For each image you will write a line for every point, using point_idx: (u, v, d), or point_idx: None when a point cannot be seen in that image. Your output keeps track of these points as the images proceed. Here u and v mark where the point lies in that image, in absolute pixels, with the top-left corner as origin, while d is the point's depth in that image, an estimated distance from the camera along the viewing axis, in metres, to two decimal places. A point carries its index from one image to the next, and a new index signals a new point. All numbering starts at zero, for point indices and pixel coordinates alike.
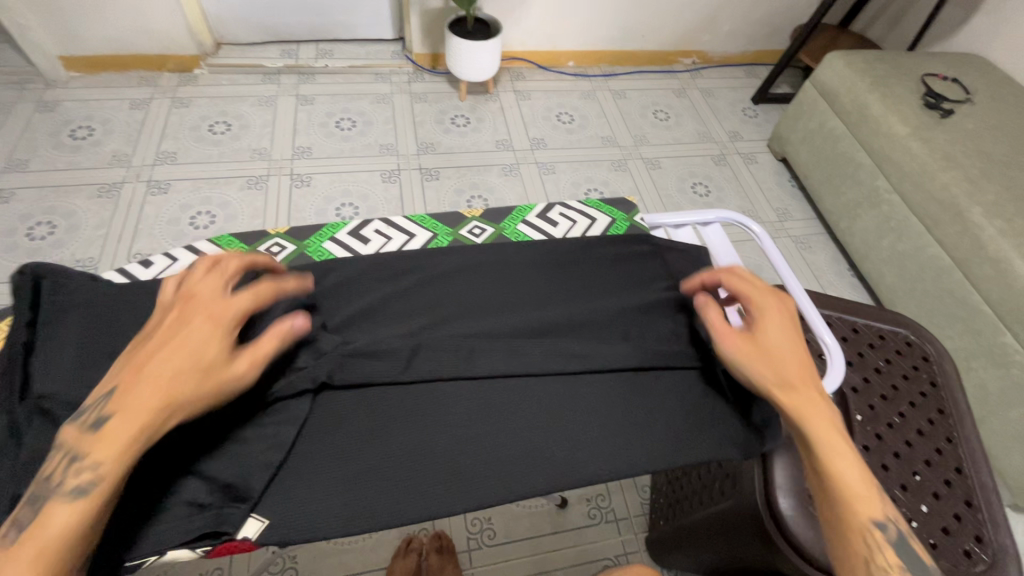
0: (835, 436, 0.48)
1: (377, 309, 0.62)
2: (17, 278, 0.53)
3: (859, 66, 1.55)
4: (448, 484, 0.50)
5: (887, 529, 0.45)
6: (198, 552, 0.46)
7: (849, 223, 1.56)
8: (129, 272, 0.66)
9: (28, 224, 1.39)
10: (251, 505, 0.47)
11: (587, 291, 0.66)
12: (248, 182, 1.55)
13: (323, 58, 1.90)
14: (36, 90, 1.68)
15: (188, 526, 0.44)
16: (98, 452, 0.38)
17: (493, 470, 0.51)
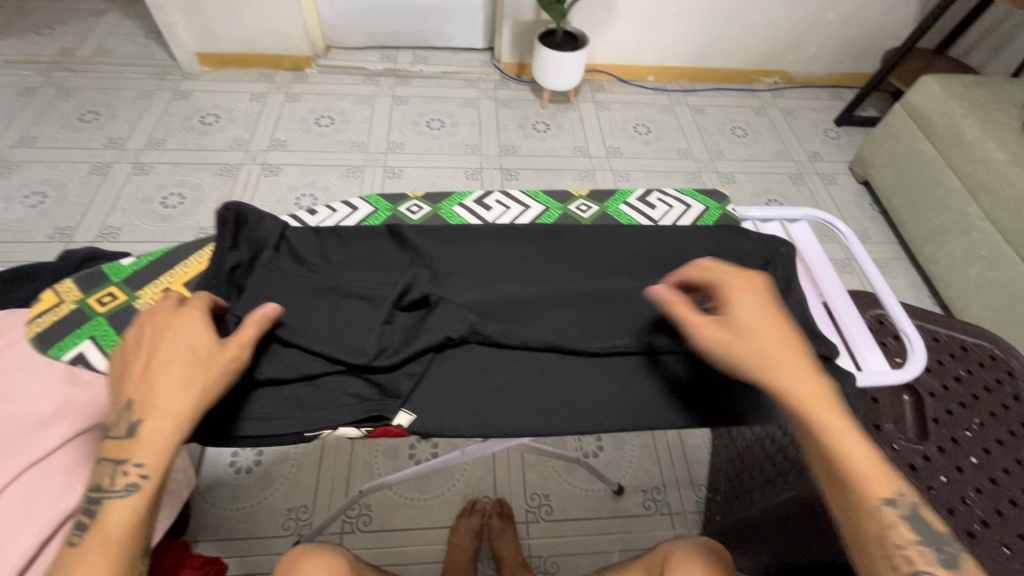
0: (864, 464, 0.47)
1: (482, 253, 0.66)
2: (222, 211, 0.61)
3: (955, 90, 1.52)
4: (556, 413, 0.55)
5: (909, 541, 0.45)
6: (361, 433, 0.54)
7: (934, 248, 1.52)
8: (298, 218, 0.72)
9: (163, 194, 1.60)
10: (402, 400, 0.54)
11: (687, 258, 0.64)
12: (347, 171, 1.71)
13: (418, 63, 2.05)
14: (174, 80, 1.92)
15: (354, 411, 0.53)
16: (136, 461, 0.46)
17: (599, 409, 0.55)
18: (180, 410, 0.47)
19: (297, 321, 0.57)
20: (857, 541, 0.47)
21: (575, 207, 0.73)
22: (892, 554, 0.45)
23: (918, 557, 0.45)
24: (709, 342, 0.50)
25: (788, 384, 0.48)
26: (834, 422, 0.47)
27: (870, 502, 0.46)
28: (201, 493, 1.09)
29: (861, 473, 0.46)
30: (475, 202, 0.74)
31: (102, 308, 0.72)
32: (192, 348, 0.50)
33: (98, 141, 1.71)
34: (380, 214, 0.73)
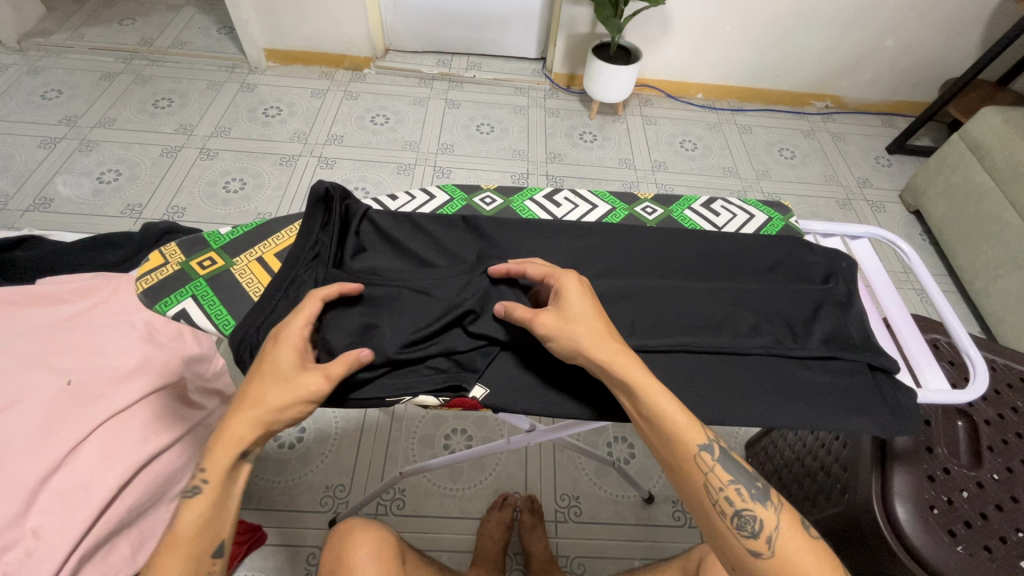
0: (676, 417, 0.51)
1: (551, 240, 0.69)
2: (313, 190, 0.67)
3: (1018, 122, 1.49)
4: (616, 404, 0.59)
5: (728, 482, 0.52)
6: (438, 401, 0.59)
7: (987, 283, 1.49)
8: (379, 202, 0.77)
9: (226, 179, 1.69)
10: (478, 374, 0.59)
11: (751, 266, 0.66)
12: (399, 168, 1.77)
13: (471, 69, 2.11)
14: (242, 74, 2.03)
15: (433, 381, 0.58)
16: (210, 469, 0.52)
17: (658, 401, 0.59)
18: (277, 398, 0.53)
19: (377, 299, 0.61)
20: (687, 485, 0.53)
21: (641, 209, 0.75)
22: (718, 493, 0.51)
23: (736, 494, 0.51)
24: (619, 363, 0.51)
25: (605, 350, 0.52)
26: (648, 382, 0.51)
27: (689, 453, 0.51)
28: (247, 464, 1.14)
29: (673, 426, 0.51)
30: (545, 198, 0.77)
31: (203, 271, 0.75)
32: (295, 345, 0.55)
33: (170, 126, 1.81)
34: (455, 203, 0.77)
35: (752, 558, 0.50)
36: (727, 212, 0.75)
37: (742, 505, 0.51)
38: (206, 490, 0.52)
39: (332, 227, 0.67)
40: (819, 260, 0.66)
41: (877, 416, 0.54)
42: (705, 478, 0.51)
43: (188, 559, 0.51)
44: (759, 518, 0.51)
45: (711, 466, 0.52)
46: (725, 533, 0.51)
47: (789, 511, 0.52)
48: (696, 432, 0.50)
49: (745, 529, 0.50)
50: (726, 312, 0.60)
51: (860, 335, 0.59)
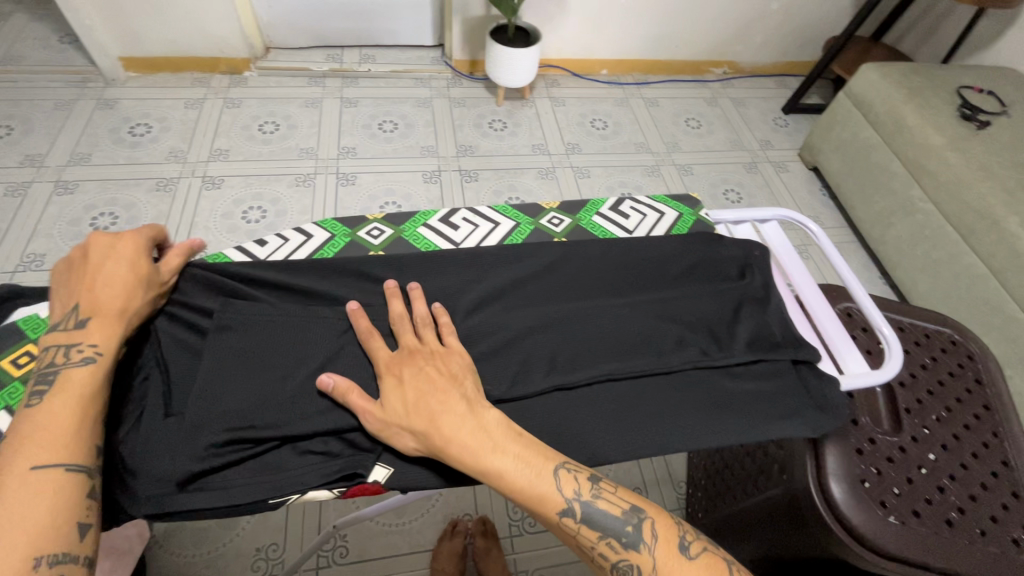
0: (526, 485, 0.46)
1: (458, 272, 0.62)
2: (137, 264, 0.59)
3: (893, 77, 1.58)
4: None
5: (596, 538, 0.48)
6: (333, 493, 0.51)
7: (882, 231, 1.58)
8: (246, 250, 0.67)
9: (93, 215, 1.47)
10: (377, 453, 0.51)
11: (667, 276, 0.63)
12: (297, 180, 1.62)
13: (365, 63, 1.97)
14: (97, 88, 1.77)
15: (324, 472, 0.50)
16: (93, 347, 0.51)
17: None
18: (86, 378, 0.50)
19: (255, 377, 0.54)
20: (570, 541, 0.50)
21: (547, 221, 0.71)
22: (592, 549, 0.48)
23: (609, 547, 0.48)
24: (453, 441, 0.47)
25: (435, 432, 0.48)
26: (483, 461, 0.46)
27: (550, 516, 0.48)
28: (158, 542, 1.00)
29: (524, 494, 0.47)
30: (441, 220, 0.70)
31: (18, 371, 0.59)
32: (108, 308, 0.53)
33: (13, 159, 1.55)
34: (338, 240, 0.68)
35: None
36: (634, 214, 0.72)
37: (617, 556, 0.47)
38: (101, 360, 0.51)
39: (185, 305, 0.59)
40: (729, 260, 0.64)
41: (806, 415, 0.52)
42: (574, 538, 0.48)
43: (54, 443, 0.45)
44: (637, 565, 0.47)
45: (577, 525, 0.48)
46: None
47: (673, 552, 0.47)
48: (541, 499, 0.46)
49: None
50: (644, 330, 0.57)
51: (784, 332, 0.59)
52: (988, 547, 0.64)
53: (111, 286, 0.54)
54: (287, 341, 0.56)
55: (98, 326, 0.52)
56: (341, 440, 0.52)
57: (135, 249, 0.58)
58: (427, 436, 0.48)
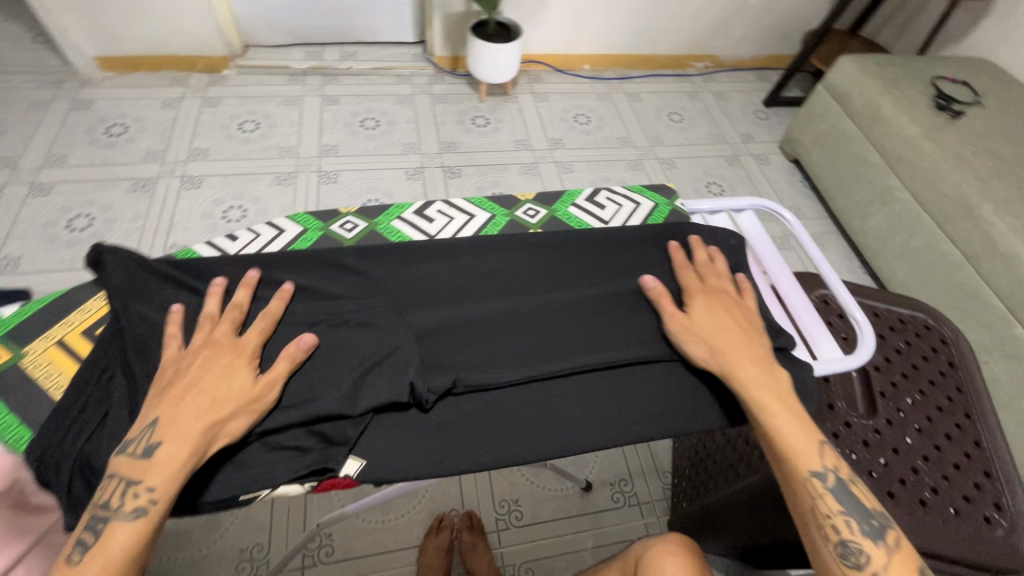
0: (795, 440, 0.51)
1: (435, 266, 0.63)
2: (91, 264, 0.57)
3: (870, 69, 1.60)
4: (521, 439, 0.53)
5: (838, 510, 0.49)
6: (304, 488, 0.49)
7: (861, 221, 1.60)
8: (218, 245, 0.65)
9: (69, 217, 1.44)
10: (347, 448, 0.50)
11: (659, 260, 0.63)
12: (277, 178, 1.60)
13: (346, 60, 1.95)
14: (71, 88, 1.74)
15: (295, 466, 0.48)
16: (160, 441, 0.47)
17: (560, 428, 0.54)
18: (196, 442, 0.45)
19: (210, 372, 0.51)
20: (794, 510, 0.51)
21: (522, 213, 0.72)
22: (824, 520, 0.49)
23: (845, 523, 0.49)
24: (744, 375, 0.53)
25: (733, 362, 0.54)
26: (770, 403, 0.52)
27: (798, 474, 0.51)
28: None
29: (790, 446, 0.51)
30: (415, 214, 0.70)
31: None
32: (224, 388, 0.48)
33: None
34: (311, 234, 0.67)
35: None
36: (610, 204, 0.73)
37: (849, 536, 0.49)
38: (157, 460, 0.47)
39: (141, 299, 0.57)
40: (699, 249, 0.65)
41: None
42: (812, 503, 0.50)
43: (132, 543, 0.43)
44: (865, 554, 0.48)
45: (823, 492, 0.50)
46: (824, 558, 0.49)
47: (907, 565, 0.48)
48: (808, 450, 0.51)
49: (849, 560, 0.48)
50: (619, 321, 0.61)
51: (762, 320, 0.60)
52: (960, 526, 0.65)
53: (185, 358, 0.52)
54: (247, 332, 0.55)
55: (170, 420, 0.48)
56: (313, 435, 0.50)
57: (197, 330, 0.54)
58: (723, 357, 0.55)
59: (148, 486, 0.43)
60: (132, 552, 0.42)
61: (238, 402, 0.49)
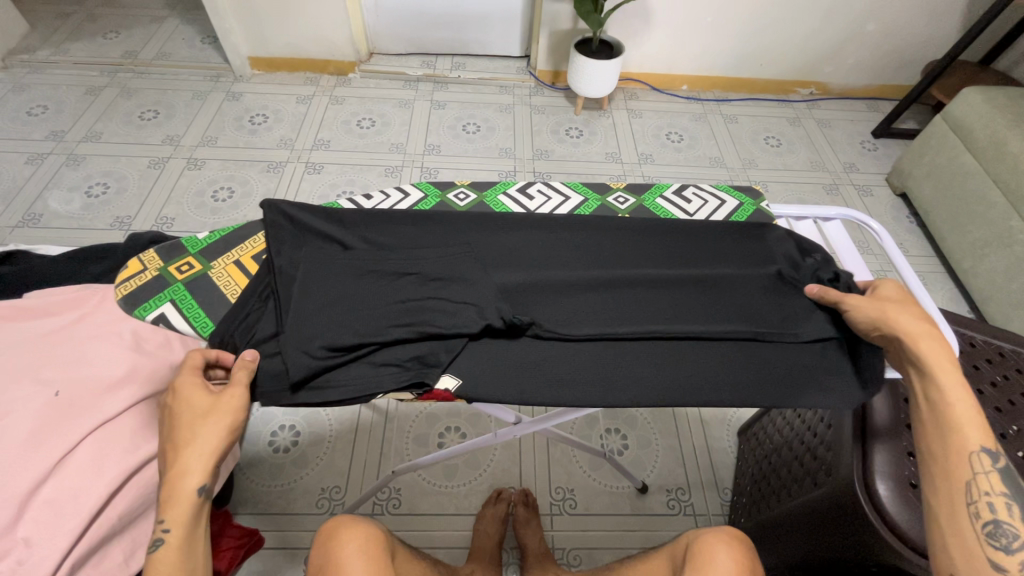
0: (965, 412, 0.52)
1: (531, 237, 0.71)
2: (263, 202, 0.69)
3: (999, 101, 1.50)
4: (594, 388, 0.57)
5: (1000, 492, 0.49)
6: (408, 396, 0.57)
7: (974, 262, 1.49)
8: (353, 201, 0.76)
9: (214, 189, 1.69)
10: (445, 367, 0.57)
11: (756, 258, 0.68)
12: (386, 171, 1.78)
13: (456, 70, 2.12)
14: (227, 82, 2.04)
15: (399, 377, 0.56)
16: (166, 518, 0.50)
17: (632, 385, 0.58)
18: (192, 467, 0.50)
19: (340, 291, 0.61)
20: (944, 480, 0.51)
21: (612, 199, 0.78)
22: (980, 496, 0.49)
23: (1003, 505, 0.49)
24: (923, 341, 0.54)
25: (913, 330, 0.55)
26: (951, 371, 0.53)
27: (964, 446, 0.51)
28: (241, 469, 1.14)
29: (958, 416, 0.52)
30: (518, 191, 0.78)
31: (181, 276, 0.78)
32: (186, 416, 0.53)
33: (156, 138, 1.82)
34: (429, 200, 0.77)
35: (994, 570, 0.47)
36: (697, 199, 0.78)
37: (1005, 518, 0.49)
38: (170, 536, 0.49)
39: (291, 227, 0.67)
40: (780, 256, 0.70)
41: (837, 389, 0.59)
42: (971, 476, 0.50)
43: None
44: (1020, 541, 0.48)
45: (987, 470, 0.50)
46: (970, 534, 0.49)
47: None
48: (980, 425, 0.51)
49: (997, 541, 0.48)
50: (694, 303, 0.65)
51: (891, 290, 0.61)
52: None
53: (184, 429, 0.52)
54: (371, 265, 0.64)
55: (170, 502, 0.50)
56: (414, 357, 0.58)
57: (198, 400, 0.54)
58: (897, 324, 0.56)
59: (161, 521, 0.49)
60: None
61: (208, 421, 0.53)
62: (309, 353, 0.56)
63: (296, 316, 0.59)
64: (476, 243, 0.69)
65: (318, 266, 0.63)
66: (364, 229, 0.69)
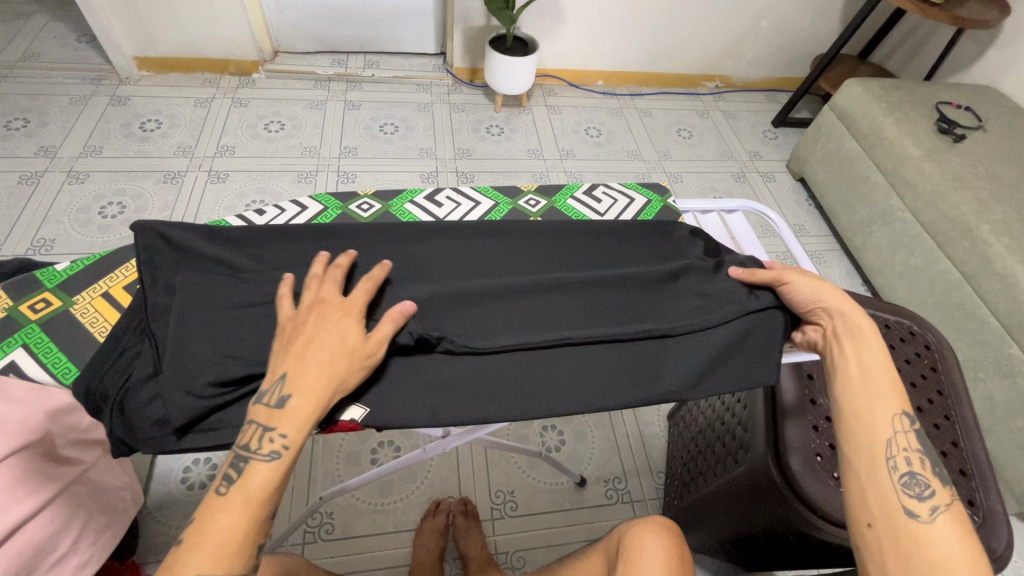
0: (887, 379, 0.57)
1: (444, 247, 0.69)
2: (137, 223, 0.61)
3: (875, 92, 1.65)
4: (514, 401, 0.57)
5: (915, 448, 0.54)
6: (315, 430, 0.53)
7: (864, 239, 1.63)
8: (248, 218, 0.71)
9: (101, 204, 1.52)
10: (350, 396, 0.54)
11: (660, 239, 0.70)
12: (299, 176, 1.68)
13: (369, 68, 2.04)
14: (111, 85, 1.84)
15: None
16: (284, 425, 0.47)
17: (552, 392, 0.58)
18: (321, 394, 0.48)
19: (228, 319, 0.56)
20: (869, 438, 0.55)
21: (523, 202, 0.78)
22: (898, 451, 0.54)
23: (917, 461, 0.54)
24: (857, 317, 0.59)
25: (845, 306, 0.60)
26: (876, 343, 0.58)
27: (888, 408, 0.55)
28: (151, 513, 1.04)
29: (881, 383, 0.56)
30: (426, 199, 0.76)
31: (35, 315, 0.64)
32: (335, 340, 0.51)
33: (27, 149, 1.62)
34: (330, 212, 0.73)
35: (907, 515, 0.51)
36: (606, 199, 0.79)
37: (918, 472, 0.54)
38: (285, 455, 0.47)
39: (169, 248, 0.60)
40: (688, 251, 0.72)
41: (743, 377, 0.61)
42: (894, 434, 0.55)
43: (240, 514, 0.45)
44: (930, 491, 0.53)
45: (906, 429, 0.55)
46: (890, 485, 0.53)
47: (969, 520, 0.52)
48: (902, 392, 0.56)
49: (913, 492, 0.52)
50: (603, 304, 0.66)
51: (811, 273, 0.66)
52: None
53: (327, 349, 0.50)
54: (266, 288, 0.59)
55: (295, 411, 0.47)
56: None
57: (347, 326, 0.53)
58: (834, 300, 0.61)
59: (280, 433, 0.47)
60: (267, 492, 0.46)
61: (348, 359, 0.51)
62: (192, 393, 0.50)
63: (177, 350, 0.52)
64: (384, 257, 0.66)
65: (197, 292, 0.56)
66: (260, 248, 0.64)
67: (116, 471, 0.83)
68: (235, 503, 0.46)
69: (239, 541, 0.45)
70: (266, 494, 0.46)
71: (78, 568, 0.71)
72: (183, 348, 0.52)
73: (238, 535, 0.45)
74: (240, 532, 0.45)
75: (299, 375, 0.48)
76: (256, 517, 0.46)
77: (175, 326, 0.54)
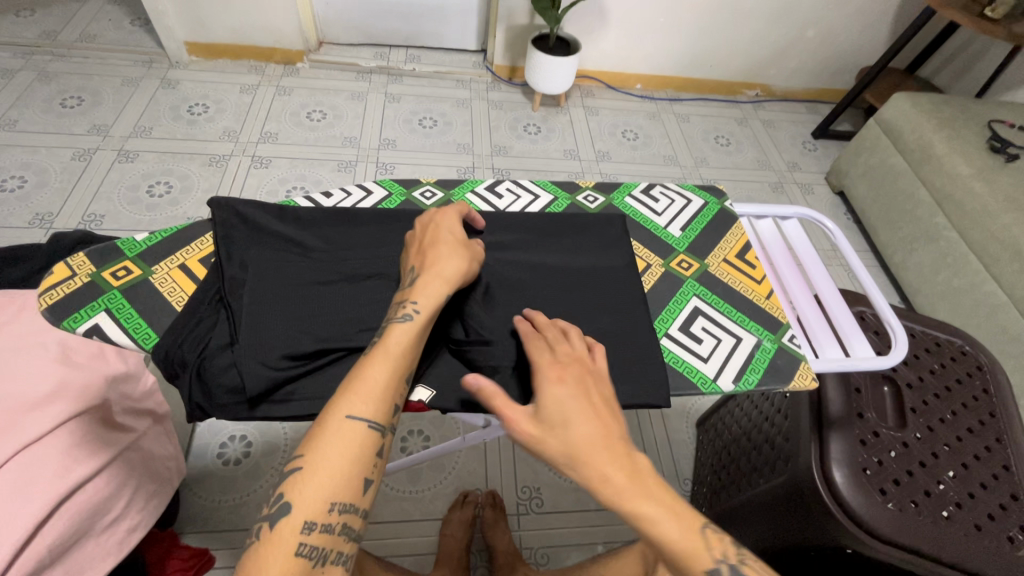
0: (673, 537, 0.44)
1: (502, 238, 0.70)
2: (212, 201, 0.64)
3: (925, 107, 1.61)
4: None
5: None
6: None
7: (904, 256, 1.60)
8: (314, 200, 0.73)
9: (149, 183, 1.57)
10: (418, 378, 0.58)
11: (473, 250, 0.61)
12: (339, 165, 1.71)
13: (410, 62, 2.06)
14: (162, 68, 1.89)
15: None
16: (418, 296, 0.54)
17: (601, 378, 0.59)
18: (448, 274, 0.57)
19: (298, 296, 0.58)
20: None
21: (582, 198, 0.78)
22: None
23: None
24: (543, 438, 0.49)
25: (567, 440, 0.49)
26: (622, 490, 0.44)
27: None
28: (188, 485, 1.07)
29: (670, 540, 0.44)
30: (487, 189, 0.77)
31: (117, 282, 0.64)
32: (449, 237, 0.60)
33: (81, 127, 1.67)
34: (395, 198, 0.74)
35: None
36: (664, 199, 0.80)
37: None
38: (417, 318, 0.53)
39: (243, 224, 0.62)
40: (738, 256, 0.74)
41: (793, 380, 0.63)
42: None
43: (383, 363, 0.51)
44: None
45: None
46: None
47: None
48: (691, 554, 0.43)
49: None
50: (655, 302, 0.69)
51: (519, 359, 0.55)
52: (983, 542, 0.68)
53: (443, 243, 0.59)
54: (334, 268, 0.61)
55: (429, 286, 0.55)
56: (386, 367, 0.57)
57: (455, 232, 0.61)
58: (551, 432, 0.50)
59: (413, 302, 0.54)
60: (405, 348, 0.52)
61: (463, 250, 0.60)
62: (268, 364, 0.53)
63: (253, 323, 0.55)
64: None
65: (271, 270, 0.59)
66: (327, 229, 0.65)
67: (163, 441, 0.86)
68: (379, 359, 0.51)
69: (388, 382, 0.50)
70: (404, 350, 0.52)
71: (127, 533, 0.73)
72: (257, 322, 0.55)
73: (384, 380, 0.50)
74: (386, 376, 0.50)
75: (428, 264, 0.57)
76: (396, 368, 0.51)
77: (250, 300, 0.56)
